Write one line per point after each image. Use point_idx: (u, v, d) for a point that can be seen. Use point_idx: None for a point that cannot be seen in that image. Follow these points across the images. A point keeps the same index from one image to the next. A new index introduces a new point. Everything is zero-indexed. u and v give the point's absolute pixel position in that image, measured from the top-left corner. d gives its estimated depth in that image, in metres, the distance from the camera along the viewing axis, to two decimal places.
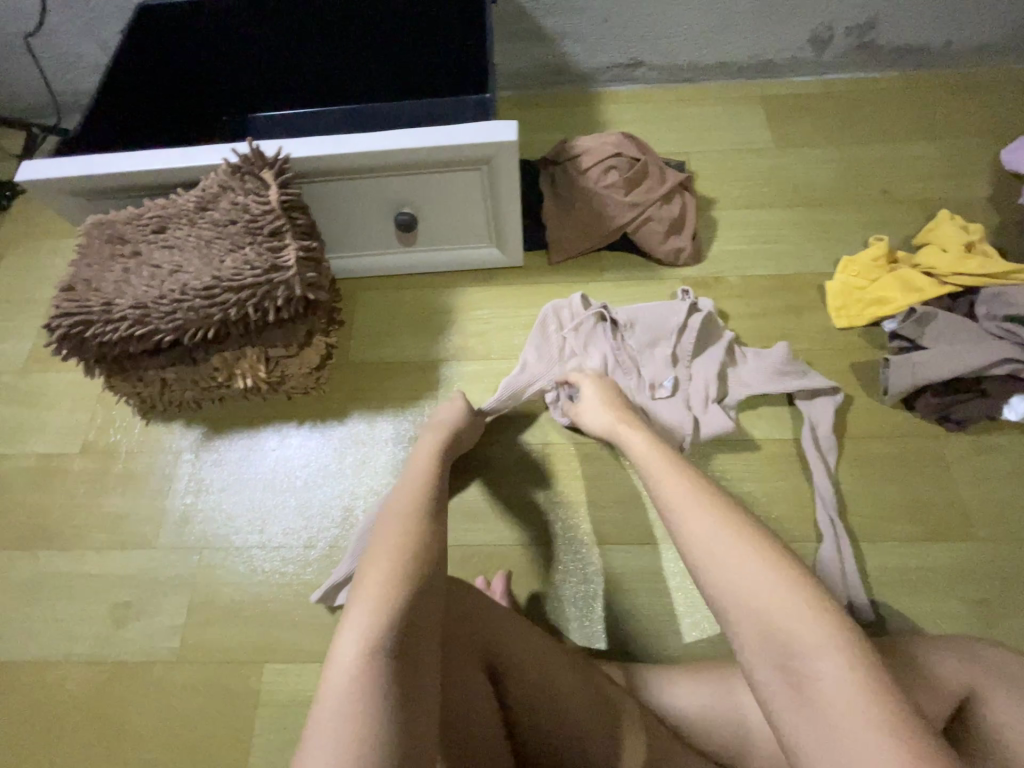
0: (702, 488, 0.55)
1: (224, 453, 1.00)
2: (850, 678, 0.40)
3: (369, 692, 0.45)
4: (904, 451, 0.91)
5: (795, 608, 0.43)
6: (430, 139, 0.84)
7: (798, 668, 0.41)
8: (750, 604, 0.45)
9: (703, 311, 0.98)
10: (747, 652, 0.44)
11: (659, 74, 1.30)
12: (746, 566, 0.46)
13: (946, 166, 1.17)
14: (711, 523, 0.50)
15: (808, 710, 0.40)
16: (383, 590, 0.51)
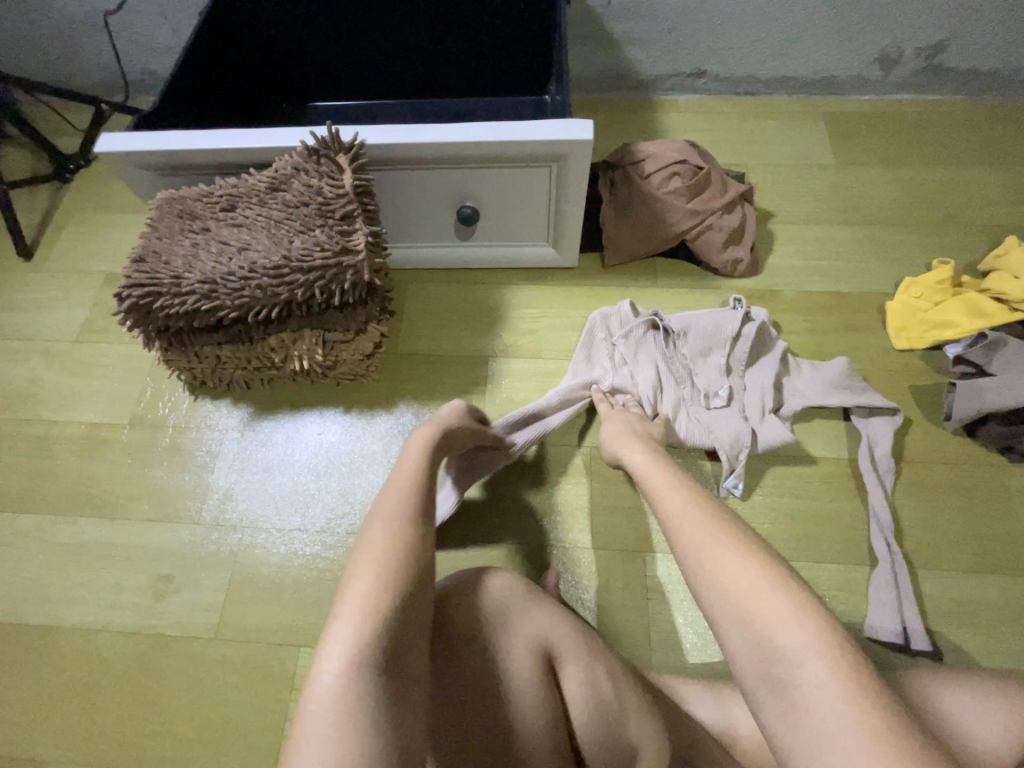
0: (698, 501, 0.56)
1: (271, 434, 1.00)
2: (830, 682, 0.40)
3: (355, 710, 0.42)
4: (963, 479, 0.89)
5: (776, 611, 0.43)
6: (505, 134, 0.84)
7: (780, 674, 0.42)
8: (733, 607, 0.45)
9: (756, 320, 0.97)
10: (735, 658, 0.44)
11: (720, 86, 1.30)
12: (733, 571, 0.46)
13: (1012, 193, 1.15)
14: (702, 532, 0.51)
15: (791, 713, 0.40)
16: (366, 605, 0.46)
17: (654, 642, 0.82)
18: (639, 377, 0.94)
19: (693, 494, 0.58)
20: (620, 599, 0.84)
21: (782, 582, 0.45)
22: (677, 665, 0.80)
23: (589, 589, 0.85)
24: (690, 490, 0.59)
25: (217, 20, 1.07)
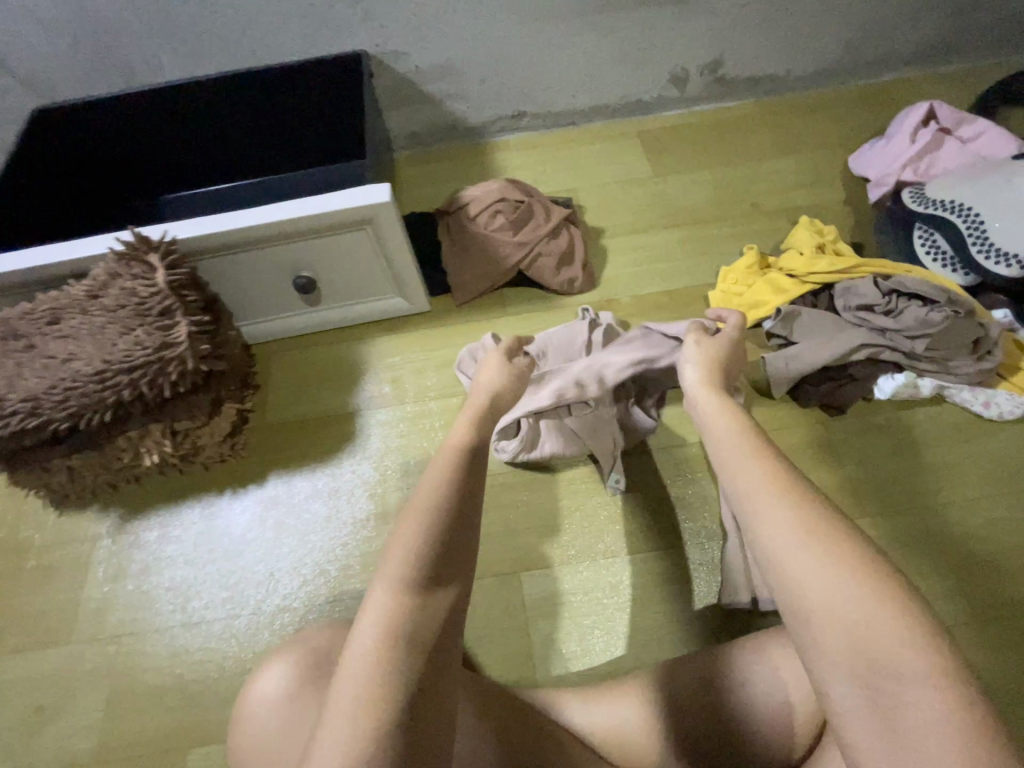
0: (782, 477, 0.48)
1: (143, 535, 0.98)
2: (941, 706, 0.37)
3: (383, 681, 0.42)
4: (793, 442, 0.97)
5: (895, 631, 0.39)
6: (309, 208, 0.90)
7: (886, 694, 0.38)
8: (833, 619, 0.41)
9: (603, 326, 1.04)
10: (829, 666, 0.41)
11: (544, 121, 1.42)
12: (834, 582, 0.41)
13: (805, 177, 1.29)
14: (795, 521, 0.45)
15: (893, 733, 0.38)
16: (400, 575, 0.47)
17: (538, 657, 0.85)
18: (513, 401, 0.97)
19: (779, 466, 0.50)
20: (501, 623, 0.88)
21: (902, 598, 0.40)
22: (561, 674, 0.84)
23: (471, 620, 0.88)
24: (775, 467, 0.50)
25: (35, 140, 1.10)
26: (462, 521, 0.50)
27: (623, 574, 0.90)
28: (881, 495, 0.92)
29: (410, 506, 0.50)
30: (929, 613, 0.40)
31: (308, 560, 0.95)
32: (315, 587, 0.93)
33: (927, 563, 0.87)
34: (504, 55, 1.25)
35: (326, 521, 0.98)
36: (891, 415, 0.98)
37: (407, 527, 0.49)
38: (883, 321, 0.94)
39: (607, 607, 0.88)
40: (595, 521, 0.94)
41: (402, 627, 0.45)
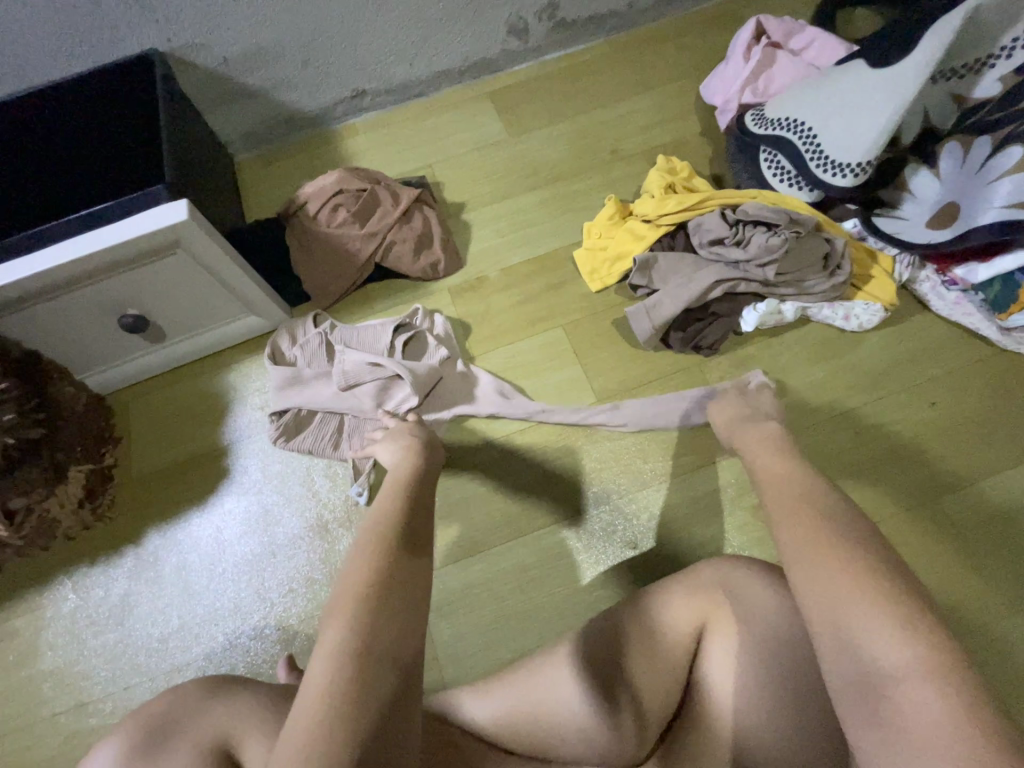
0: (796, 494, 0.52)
1: (11, 623, 0.90)
2: (914, 690, 0.38)
3: (327, 698, 0.40)
4: (671, 390, 0.97)
5: (877, 621, 0.40)
6: (97, 240, 0.80)
7: (878, 687, 0.39)
8: (826, 610, 0.43)
9: (413, 331, 1.00)
10: (825, 660, 0.42)
11: (388, 98, 1.33)
12: (832, 577, 0.43)
13: (660, 114, 1.25)
14: (798, 530, 0.48)
15: (878, 723, 0.38)
16: (344, 601, 0.47)
17: (444, 655, 0.85)
18: (309, 396, 0.97)
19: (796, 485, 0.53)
20: None
21: (890, 591, 0.41)
22: (471, 667, 0.84)
23: None
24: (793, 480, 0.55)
25: None
26: (407, 543, 0.53)
27: (520, 556, 0.89)
28: None
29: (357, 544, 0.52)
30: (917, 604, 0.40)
31: (199, 611, 0.90)
32: (210, 638, 0.88)
33: None
34: (320, 35, 1.14)
35: (211, 567, 0.92)
36: (762, 344, 0.98)
37: (361, 552, 0.51)
38: (735, 252, 0.92)
39: (513, 592, 0.87)
40: (487, 507, 0.92)
41: (359, 632, 0.44)
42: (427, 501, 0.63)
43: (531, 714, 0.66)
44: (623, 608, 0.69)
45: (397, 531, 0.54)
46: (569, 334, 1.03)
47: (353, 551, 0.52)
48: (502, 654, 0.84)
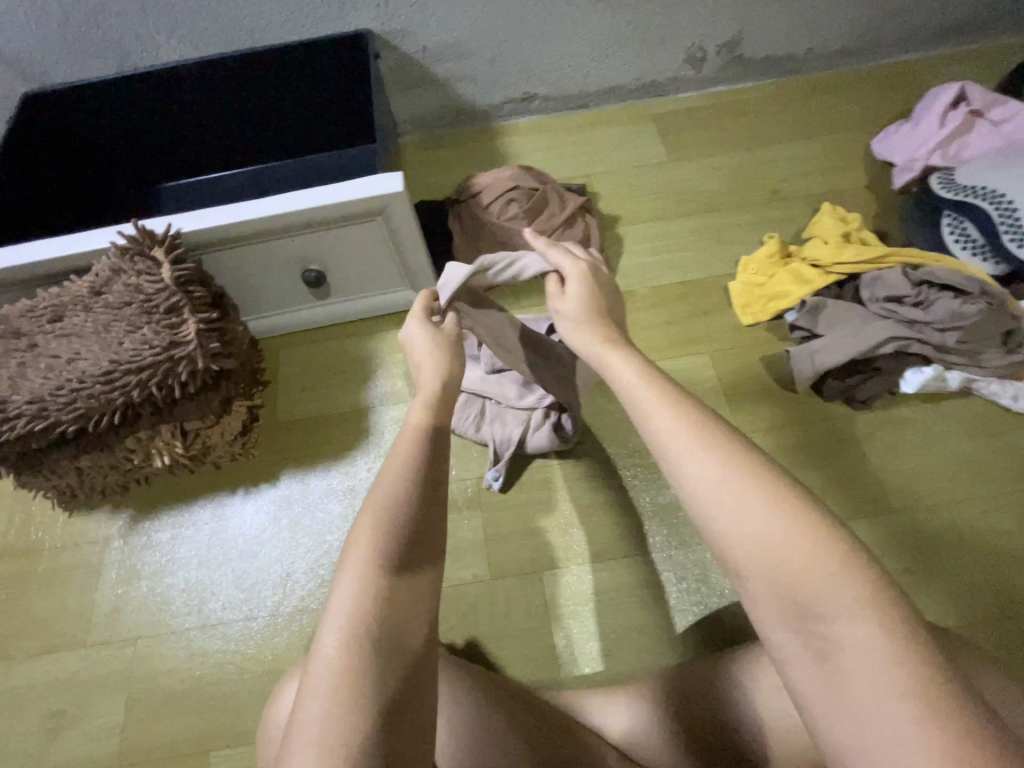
0: (690, 415, 0.46)
1: (154, 536, 0.95)
2: (870, 650, 0.35)
3: (348, 682, 0.42)
4: (817, 436, 0.95)
5: (814, 564, 0.38)
6: (320, 198, 0.86)
7: (819, 631, 0.37)
8: (764, 562, 0.39)
9: None
10: (761, 610, 0.39)
11: (554, 104, 1.36)
12: (763, 523, 0.40)
13: (827, 161, 1.24)
14: (723, 470, 0.42)
15: (821, 671, 0.36)
16: (364, 574, 0.47)
17: (560, 656, 0.84)
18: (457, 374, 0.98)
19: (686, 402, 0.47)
20: (522, 624, 0.86)
21: (820, 532, 0.39)
22: (584, 675, 0.83)
23: (494, 620, 0.87)
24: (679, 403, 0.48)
25: (40, 126, 1.06)
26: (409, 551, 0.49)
27: (643, 573, 0.88)
28: (904, 491, 0.91)
29: (369, 501, 0.51)
30: (849, 542, 0.39)
31: (325, 560, 0.93)
32: (332, 589, 0.91)
33: (955, 557, 0.86)
34: (513, 35, 1.19)
35: (342, 521, 0.95)
36: (918, 409, 0.96)
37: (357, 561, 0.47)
38: (914, 312, 0.92)
39: (633, 608, 0.87)
40: (614, 518, 0.92)
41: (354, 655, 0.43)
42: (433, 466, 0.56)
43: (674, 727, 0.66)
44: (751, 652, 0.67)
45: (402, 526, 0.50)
46: (715, 363, 1.03)
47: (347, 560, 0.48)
48: (618, 668, 0.83)
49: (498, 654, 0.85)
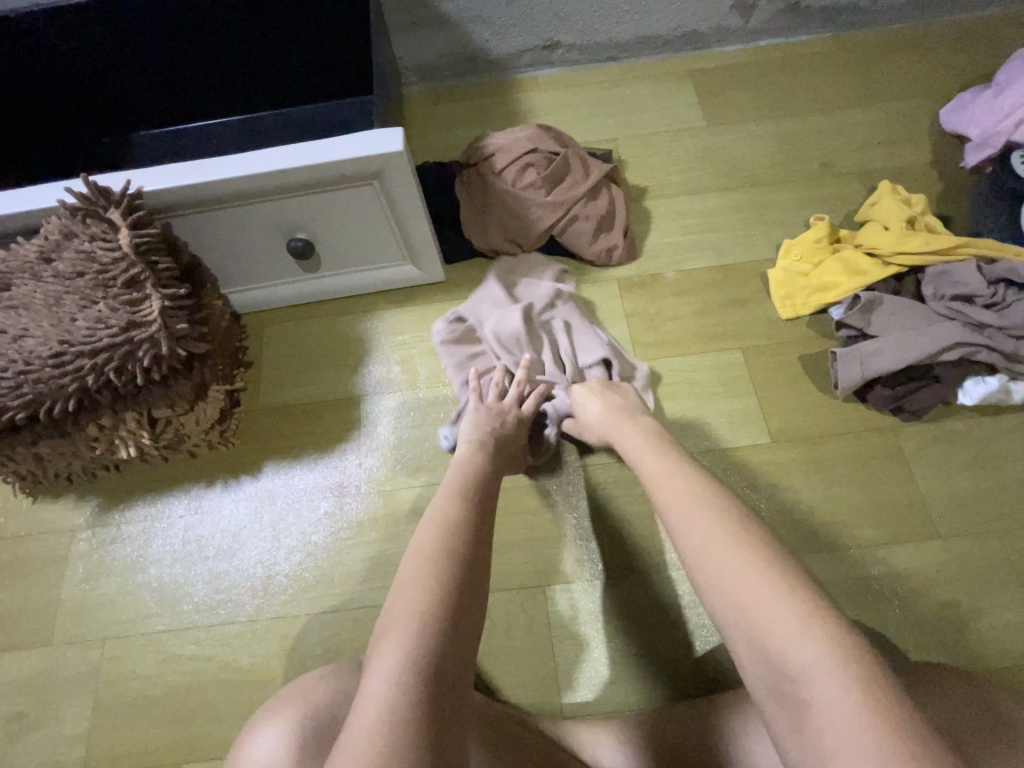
0: (695, 483, 0.53)
1: (124, 528, 0.88)
2: (846, 702, 0.36)
3: (393, 737, 0.39)
4: (860, 449, 0.85)
5: (793, 617, 0.40)
6: (306, 156, 0.74)
7: (792, 685, 0.39)
8: (737, 610, 0.42)
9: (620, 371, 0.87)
10: (744, 663, 0.42)
11: (580, 55, 1.20)
12: (749, 578, 0.43)
13: (888, 131, 1.09)
14: (702, 527, 0.48)
15: (800, 726, 0.38)
16: (413, 611, 0.45)
17: (562, 681, 0.77)
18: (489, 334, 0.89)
19: (662, 444, 0.62)
20: (522, 643, 0.79)
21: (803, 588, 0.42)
22: (586, 702, 0.76)
23: (490, 637, 0.79)
24: (684, 474, 0.55)
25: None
26: (478, 554, 0.52)
27: (658, 593, 0.80)
28: (956, 514, 0.81)
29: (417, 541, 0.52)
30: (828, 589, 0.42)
31: (309, 562, 0.85)
32: (316, 593, 0.83)
33: (1007, 591, 0.77)
34: None
35: (329, 519, 0.87)
36: (973, 422, 0.86)
37: (422, 561, 0.49)
38: (985, 316, 0.81)
39: (644, 631, 0.79)
40: (629, 531, 0.84)
41: (418, 655, 0.43)
42: (490, 488, 0.62)
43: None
44: (745, 697, 0.65)
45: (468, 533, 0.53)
46: (748, 360, 0.92)
47: (408, 559, 0.50)
48: (624, 696, 0.76)
49: (493, 673, 0.78)
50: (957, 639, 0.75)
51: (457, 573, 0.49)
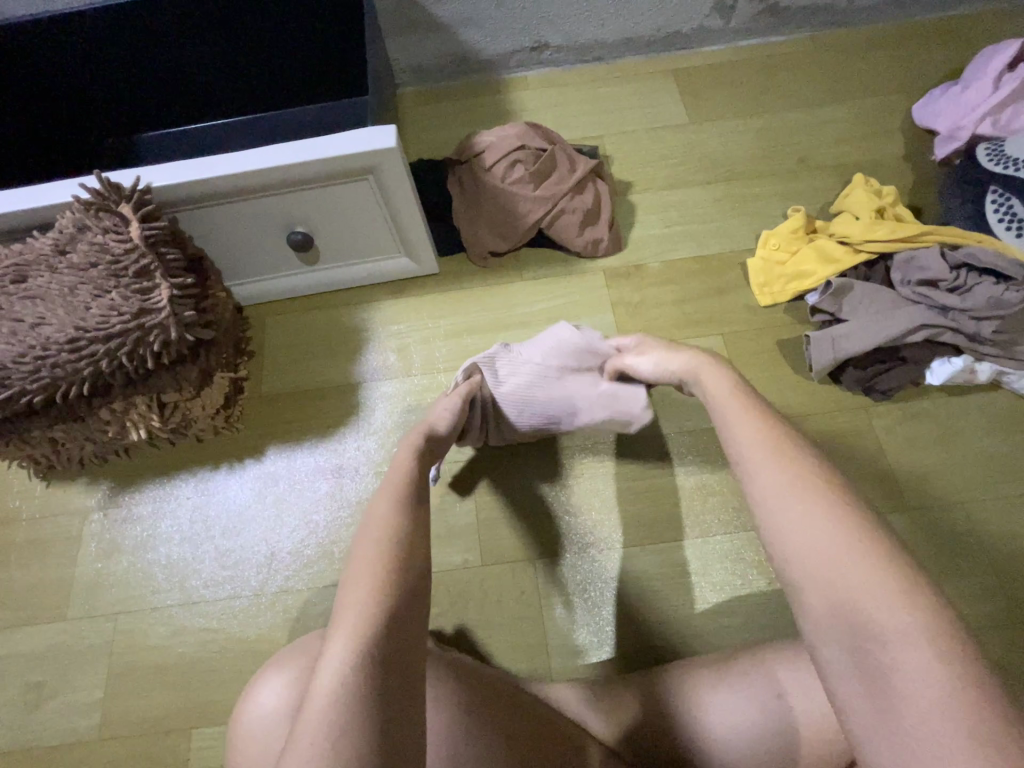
0: (785, 441, 0.47)
1: (134, 509, 0.92)
2: (926, 668, 0.34)
3: (346, 710, 0.41)
4: (833, 428, 0.90)
5: (876, 580, 0.38)
6: (305, 153, 0.79)
7: (870, 655, 0.36)
8: (819, 574, 0.39)
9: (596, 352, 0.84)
10: (814, 627, 0.39)
11: (568, 56, 1.24)
12: (832, 543, 0.40)
13: (863, 126, 1.14)
14: (788, 486, 0.44)
15: (872, 694, 0.36)
16: (361, 606, 0.47)
17: (550, 647, 0.81)
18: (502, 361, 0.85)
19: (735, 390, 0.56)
20: (513, 612, 0.83)
21: (888, 554, 0.39)
22: (574, 667, 0.80)
23: (483, 607, 0.84)
24: (767, 428, 0.49)
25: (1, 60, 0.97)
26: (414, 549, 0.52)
27: (642, 565, 0.85)
28: (923, 488, 0.85)
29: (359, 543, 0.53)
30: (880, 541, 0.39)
31: (310, 540, 0.89)
32: (317, 568, 0.88)
33: (971, 559, 0.81)
34: None
35: (329, 499, 0.92)
36: (941, 401, 0.90)
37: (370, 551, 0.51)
38: (949, 299, 0.85)
39: (628, 600, 0.83)
40: (615, 507, 0.88)
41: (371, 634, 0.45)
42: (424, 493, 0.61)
43: (657, 720, 0.66)
44: (722, 656, 0.69)
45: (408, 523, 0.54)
46: (728, 345, 0.97)
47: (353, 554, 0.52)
48: (610, 661, 0.80)
49: (486, 641, 0.82)
50: None
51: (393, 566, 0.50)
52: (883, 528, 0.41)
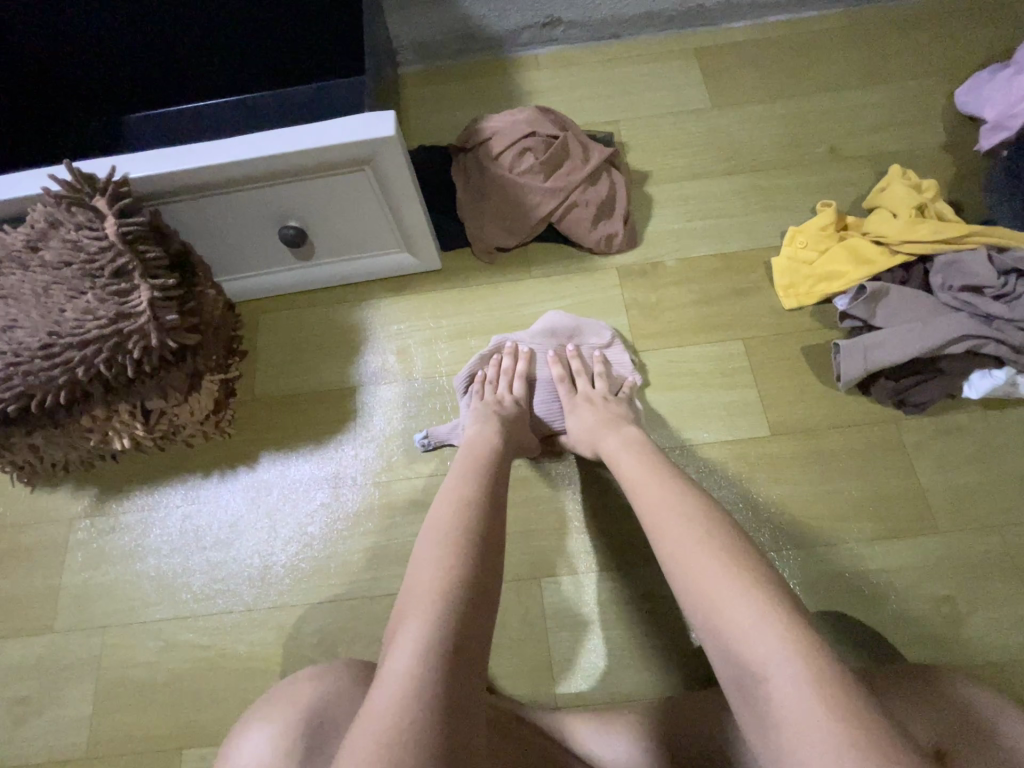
0: (688, 496, 0.53)
1: (122, 518, 0.88)
2: (802, 697, 0.38)
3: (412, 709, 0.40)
4: (861, 442, 0.84)
5: (754, 617, 0.42)
6: (296, 140, 0.73)
7: (751, 684, 0.41)
8: (704, 609, 0.45)
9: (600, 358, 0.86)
10: (711, 658, 0.44)
11: (581, 33, 1.16)
12: (716, 579, 0.45)
13: (900, 113, 1.05)
14: (683, 535, 0.49)
15: (761, 719, 0.39)
16: (429, 591, 0.47)
17: (557, 670, 0.78)
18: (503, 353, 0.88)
19: (645, 455, 0.63)
20: (517, 633, 0.79)
21: (768, 595, 0.43)
22: (581, 693, 0.76)
23: None
24: (675, 484, 0.56)
25: None
26: (488, 543, 0.53)
27: (654, 585, 0.80)
28: (956, 508, 0.80)
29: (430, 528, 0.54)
30: (768, 581, 0.44)
31: (305, 553, 0.85)
32: (313, 581, 0.84)
33: (1006, 585, 0.76)
34: None
35: (325, 510, 0.87)
36: (978, 415, 0.84)
37: (432, 547, 0.51)
38: (994, 306, 0.79)
39: (639, 622, 0.79)
40: (626, 524, 0.83)
41: (428, 642, 0.44)
42: (499, 495, 0.60)
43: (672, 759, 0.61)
44: None
45: (474, 527, 0.54)
46: (749, 352, 0.90)
47: (416, 558, 0.51)
48: (619, 687, 0.76)
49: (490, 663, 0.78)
50: (953, 631, 0.75)
51: (461, 556, 0.50)
52: (766, 569, 0.46)
